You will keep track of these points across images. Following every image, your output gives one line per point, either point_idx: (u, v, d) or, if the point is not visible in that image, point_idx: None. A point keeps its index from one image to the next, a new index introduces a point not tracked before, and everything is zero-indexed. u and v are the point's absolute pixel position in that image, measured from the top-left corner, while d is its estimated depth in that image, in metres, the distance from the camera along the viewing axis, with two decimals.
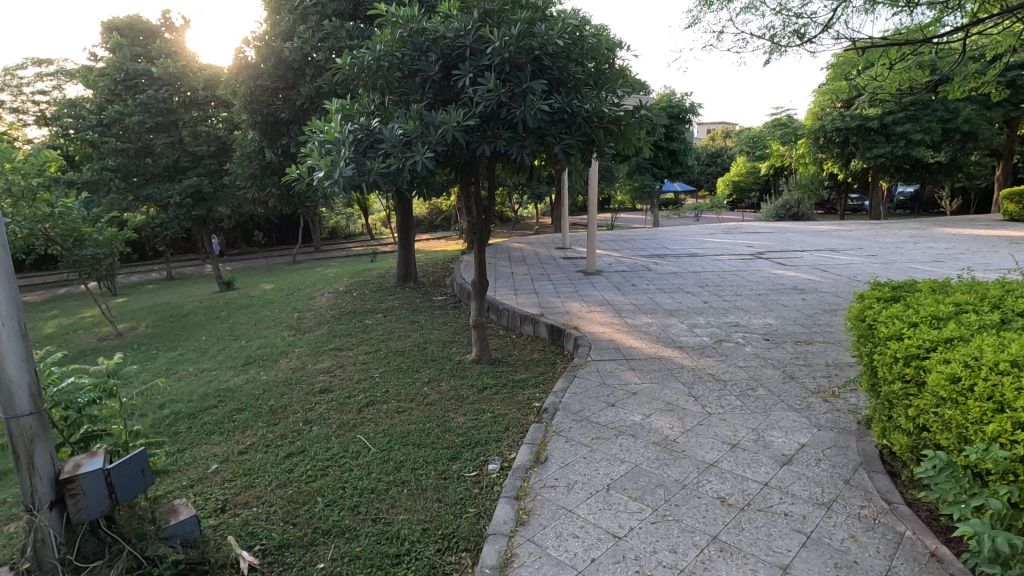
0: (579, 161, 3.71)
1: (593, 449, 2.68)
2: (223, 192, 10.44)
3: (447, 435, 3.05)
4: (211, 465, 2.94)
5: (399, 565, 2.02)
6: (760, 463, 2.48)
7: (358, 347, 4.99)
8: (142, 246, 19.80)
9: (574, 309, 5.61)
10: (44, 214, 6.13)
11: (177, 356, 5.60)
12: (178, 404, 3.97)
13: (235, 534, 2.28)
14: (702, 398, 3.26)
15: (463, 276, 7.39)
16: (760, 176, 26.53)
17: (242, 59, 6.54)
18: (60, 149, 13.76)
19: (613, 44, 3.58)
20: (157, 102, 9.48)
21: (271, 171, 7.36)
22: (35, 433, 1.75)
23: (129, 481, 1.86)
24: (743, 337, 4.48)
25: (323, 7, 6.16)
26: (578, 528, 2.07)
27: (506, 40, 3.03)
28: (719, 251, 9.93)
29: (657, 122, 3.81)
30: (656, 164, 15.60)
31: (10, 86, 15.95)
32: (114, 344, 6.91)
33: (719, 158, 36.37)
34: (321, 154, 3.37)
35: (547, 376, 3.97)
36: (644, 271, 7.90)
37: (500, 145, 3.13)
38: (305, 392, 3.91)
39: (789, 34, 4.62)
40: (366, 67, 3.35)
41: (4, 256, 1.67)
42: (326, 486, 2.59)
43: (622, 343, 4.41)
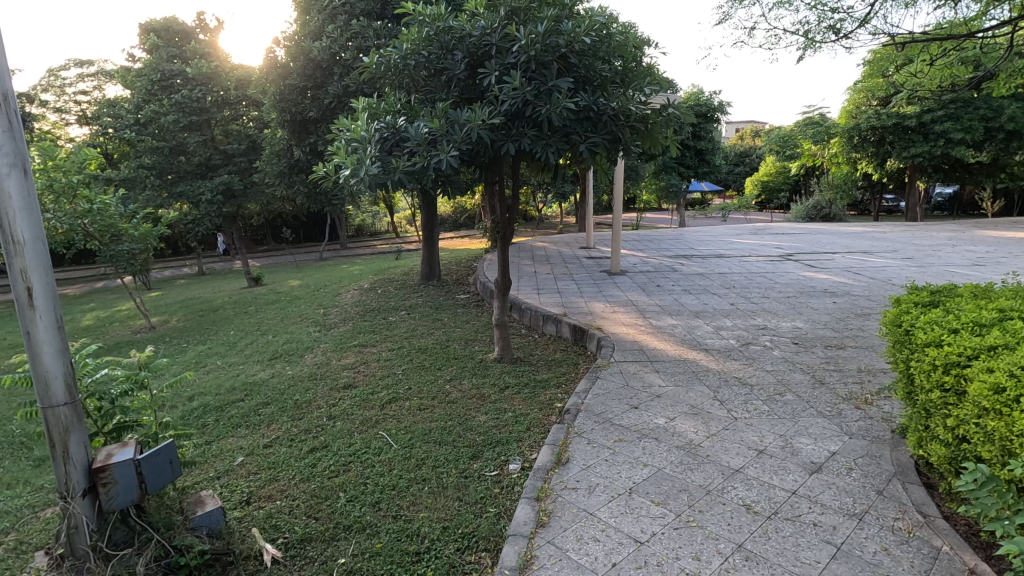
0: (604, 159, 3.66)
1: (615, 452, 2.64)
2: (252, 189, 10.63)
3: (468, 433, 3.05)
4: (237, 457, 3.00)
5: (419, 563, 2.02)
6: (788, 471, 2.41)
7: (382, 343, 5.04)
8: (175, 242, 20.34)
9: (598, 309, 5.57)
10: (83, 210, 6.33)
11: (206, 350, 5.72)
12: (206, 397, 4.06)
13: (259, 526, 2.31)
14: (728, 402, 3.19)
15: (486, 274, 7.40)
16: (790, 176, 25.96)
17: (273, 59, 6.66)
18: (100, 147, 14.24)
19: (641, 42, 3.52)
20: (191, 101, 9.70)
21: (299, 169, 7.47)
22: (70, 422, 1.79)
23: (158, 472, 1.90)
24: (771, 340, 4.37)
25: (352, 7, 6.24)
26: (600, 532, 2.04)
27: (532, 38, 3.02)
28: (746, 252, 9.73)
29: (685, 121, 3.74)
30: (683, 163, 15.39)
31: (53, 87, 16.58)
32: (147, 337, 7.09)
33: (748, 158, 35.71)
34: (347, 153, 3.39)
35: (569, 377, 3.94)
36: (669, 272, 7.78)
37: (525, 143, 3.11)
38: (329, 388, 3.96)
39: (824, 30, 4.47)
40: (393, 66, 3.37)
41: (42, 254, 1.73)
42: (348, 481, 2.61)
43: (646, 345, 4.34)
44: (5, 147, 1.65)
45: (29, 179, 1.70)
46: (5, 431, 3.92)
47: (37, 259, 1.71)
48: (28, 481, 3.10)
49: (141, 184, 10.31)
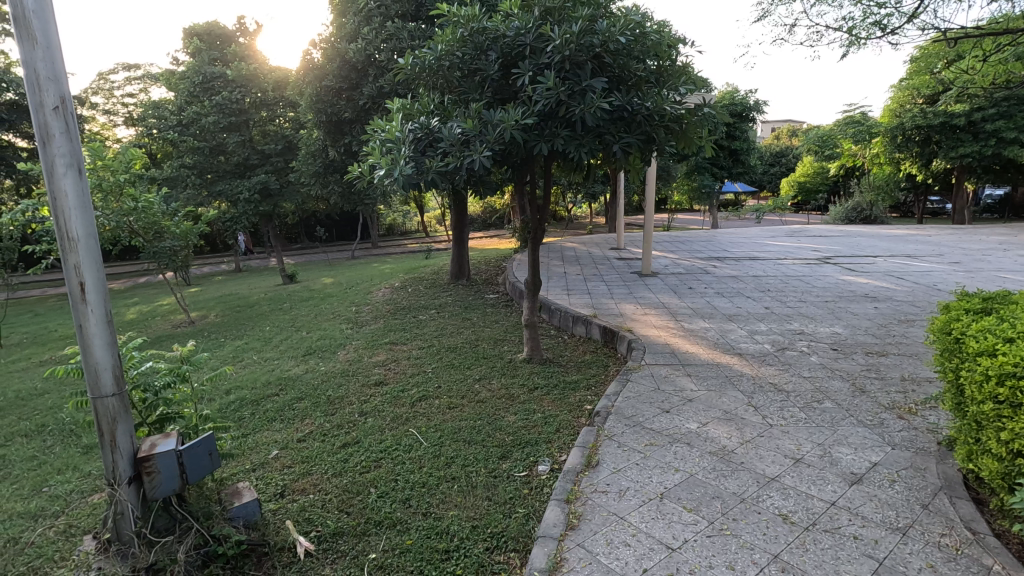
0: (637, 160, 3.62)
1: (646, 456, 2.61)
2: (288, 188, 10.88)
3: (498, 433, 3.05)
4: (272, 450, 3.07)
5: (449, 561, 2.03)
6: (826, 481, 2.34)
7: (412, 342, 5.09)
8: (214, 239, 20.97)
9: (628, 310, 5.52)
10: (129, 208, 6.58)
11: (243, 345, 5.87)
12: (242, 391, 4.17)
13: (292, 518, 2.36)
14: (763, 408, 3.12)
15: (516, 275, 7.40)
16: (829, 176, 25.25)
17: (310, 61, 6.81)
18: (145, 147, 14.78)
19: (676, 40, 3.46)
20: (231, 103, 9.99)
21: (334, 169, 7.62)
22: (117, 412, 1.86)
23: (198, 462, 1.96)
24: (809, 345, 4.25)
25: (387, 8, 6.31)
26: (630, 536, 2.02)
27: (567, 38, 3.00)
28: (782, 255, 9.51)
29: (720, 121, 3.67)
30: (716, 164, 15.11)
31: (102, 90, 17.32)
32: (187, 332, 7.32)
33: (784, 158, 34.89)
34: (382, 153, 3.43)
35: (599, 378, 3.91)
36: (701, 274, 7.65)
37: (558, 144, 3.09)
38: (361, 384, 4.03)
39: (869, 26, 4.32)
40: (427, 67, 3.40)
41: (93, 251, 1.79)
42: (379, 477, 2.65)
43: (678, 348, 4.28)
44: (63, 148, 1.72)
45: (83, 179, 1.77)
46: (57, 419, 4.11)
47: (88, 255, 1.77)
48: (77, 466, 3.24)
49: (182, 183, 10.65)
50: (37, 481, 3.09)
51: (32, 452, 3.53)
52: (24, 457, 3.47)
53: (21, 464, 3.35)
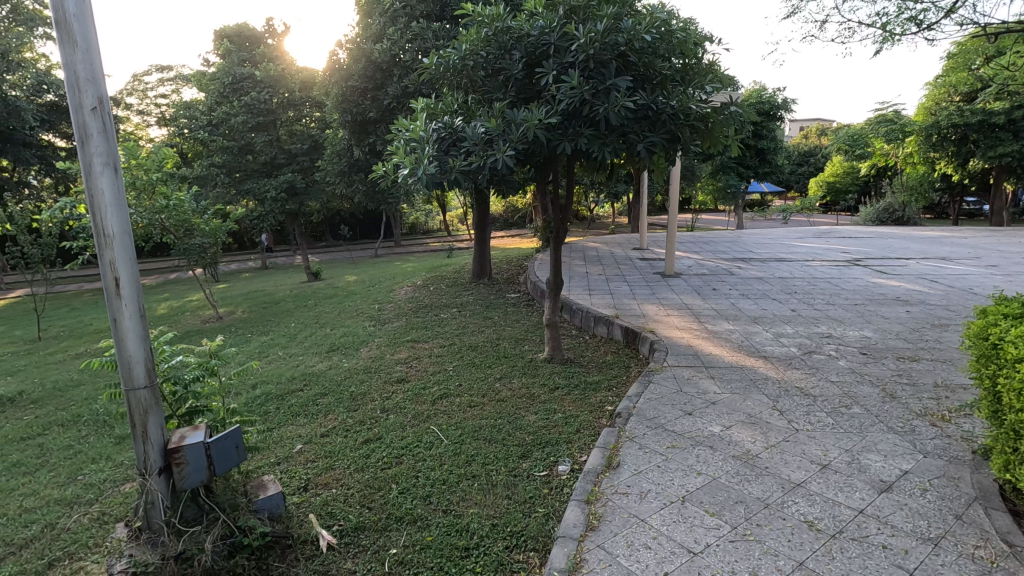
0: (661, 159, 3.58)
1: (667, 459, 2.58)
2: (313, 187, 11.05)
3: (518, 432, 3.06)
4: (296, 445, 3.13)
5: (468, 559, 2.04)
6: (854, 488, 2.28)
7: (434, 340, 5.12)
8: (242, 236, 21.41)
9: (651, 311, 5.47)
10: (161, 206, 6.77)
11: (268, 341, 5.98)
12: (268, 385, 4.26)
13: (316, 512, 2.40)
14: (789, 412, 3.06)
15: (537, 274, 7.40)
16: (859, 176, 24.63)
17: (336, 61, 6.91)
18: (176, 147, 15.16)
19: (702, 38, 3.41)
20: (259, 103, 10.18)
21: (358, 168, 7.71)
22: (148, 405, 1.91)
23: (225, 455, 2.00)
24: (837, 349, 4.15)
25: (412, 8, 6.35)
26: (651, 539, 2.01)
27: (591, 36, 2.99)
28: (810, 256, 9.32)
29: (747, 120, 3.60)
30: (742, 163, 14.86)
31: (136, 90, 17.83)
32: (215, 327, 7.49)
33: (812, 158, 34.15)
34: (406, 153, 3.46)
35: (621, 379, 3.88)
36: (726, 275, 7.54)
37: (582, 143, 3.08)
38: (383, 381, 4.07)
39: (903, 22, 4.20)
40: (452, 67, 3.42)
41: (127, 247, 1.85)
42: (400, 474, 2.68)
43: (701, 349, 4.22)
44: (100, 147, 1.78)
45: (119, 177, 1.83)
46: (91, 410, 4.24)
47: (123, 251, 1.83)
48: (110, 456, 3.34)
49: (212, 181, 10.90)
50: (73, 469, 3.20)
51: (67, 441, 3.65)
52: (61, 445, 3.60)
53: (58, 452, 3.48)
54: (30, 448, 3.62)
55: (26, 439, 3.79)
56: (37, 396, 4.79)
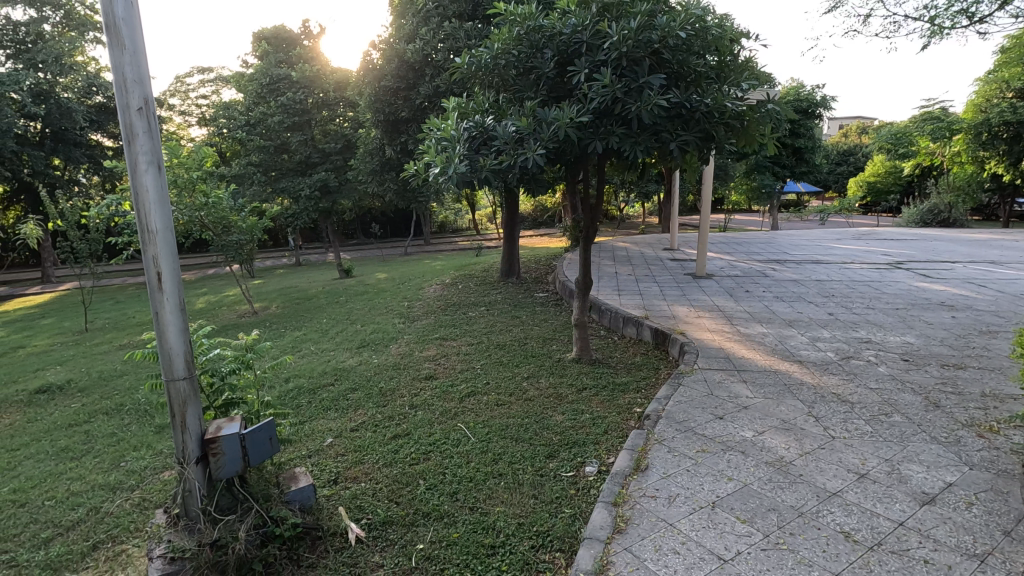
0: (695, 158, 3.52)
1: (697, 463, 2.53)
2: (346, 185, 11.25)
3: (545, 432, 3.05)
4: (327, 438, 3.19)
5: (494, 557, 2.05)
6: (894, 499, 2.20)
7: (462, 338, 5.15)
8: (277, 234, 21.95)
9: (681, 313, 5.39)
10: (200, 204, 6.98)
11: (301, 336, 6.12)
12: (300, 379, 4.36)
13: (345, 505, 2.45)
14: (824, 419, 2.97)
15: (566, 274, 7.38)
16: (902, 176, 23.76)
17: (369, 62, 7.03)
18: (216, 146, 15.63)
19: (738, 34, 3.34)
20: (295, 103, 10.41)
21: (390, 167, 7.81)
22: (187, 396, 1.97)
23: (260, 447, 2.05)
24: (876, 355, 4.01)
25: (444, 9, 6.40)
26: (679, 544, 1.97)
27: (624, 34, 2.95)
28: (848, 258, 9.04)
29: (784, 118, 3.51)
30: (778, 162, 14.50)
31: (179, 92, 18.46)
32: (250, 322, 7.69)
33: (851, 157, 33.12)
34: (437, 152, 3.49)
35: (650, 381, 3.84)
36: (759, 277, 7.37)
37: (613, 142, 3.05)
38: (411, 377, 4.12)
39: (954, 15, 4.03)
40: (484, 66, 3.43)
41: (168, 243, 1.90)
42: (428, 470, 2.70)
43: (733, 352, 4.14)
44: (145, 146, 1.84)
45: (162, 175, 1.89)
46: (134, 399, 4.42)
47: (165, 246, 1.88)
48: (151, 444, 3.47)
49: (248, 179, 11.18)
50: (116, 455, 3.33)
51: (112, 429, 3.81)
52: (105, 433, 3.75)
53: (103, 439, 3.63)
54: (77, 434, 3.79)
55: (73, 426, 3.97)
56: (84, 385, 5.01)
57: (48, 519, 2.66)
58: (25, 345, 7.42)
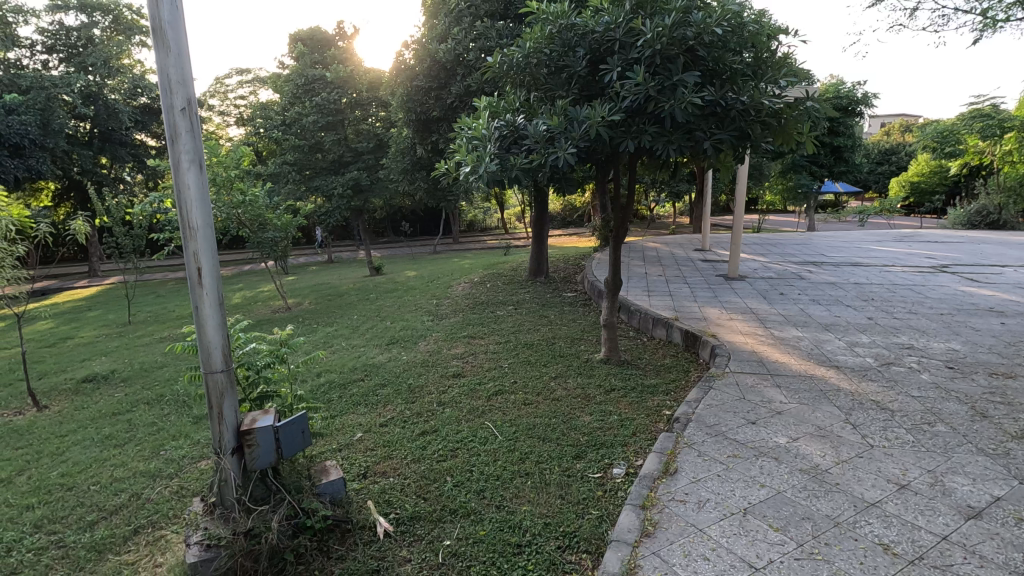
0: (729, 157, 3.44)
1: (728, 468, 2.48)
2: (378, 184, 11.41)
3: (572, 432, 3.04)
4: (356, 433, 3.24)
5: (521, 556, 2.05)
6: (937, 512, 2.12)
7: (490, 336, 5.17)
8: (310, 231, 22.41)
9: (712, 315, 5.29)
10: (237, 201, 7.16)
11: (332, 332, 6.24)
12: (331, 374, 4.44)
13: (374, 499, 2.48)
14: (863, 427, 2.87)
15: (594, 274, 7.33)
16: (948, 176, 22.82)
17: (402, 62, 7.11)
18: (253, 145, 16.04)
19: (776, 30, 3.25)
20: (329, 103, 10.60)
21: (421, 166, 7.89)
22: (224, 388, 2.03)
23: (293, 440, 2.10)
24: (919, 362, 3.86)
25: (476, 8, 6.44)
26: (709, 550, 1.94)
27: (659, 31, 2.90)
28: (889, 261, 8.73)
29: (824, 116, 3.41)
30: (815, 162, 14.10)
31: (218, 92, 19.00)
32: (284, 317, 7.87)
33: (894, 156, 32.00)
34: (468, 151, 3.50)
35: (680, 384, 3.77)
36: (794, 279, 7.19)
37: (645, 141, 3.00)
38: (440, 375, 4.16)
39: (1007, 7, 3.85)
40: (516, 65, 3.43)
41: (208, 239, 1.96)
42: (455, 467, 2.72)
43: (766, 356, 4.04)
44: (188, 145, 1.90)
45: (203, 173, 1.94)
46: (173, 390, 4.57)
47: (205, 242, 1.94)
48: (189, 434, 3.58)
49: (284, 178, 11.44)
50: (156, 444, 3.45)
51: (153, 418, 3.95)
52: (146, 422, 3.89)
53: (144, 428, 3.77)
54: (120, 423, 3.94)
55: (116, 415, 4.13)
56: (127, 375, 5.21)
57: (92, 504, 2.77)
58: (72, 336, 7.74)
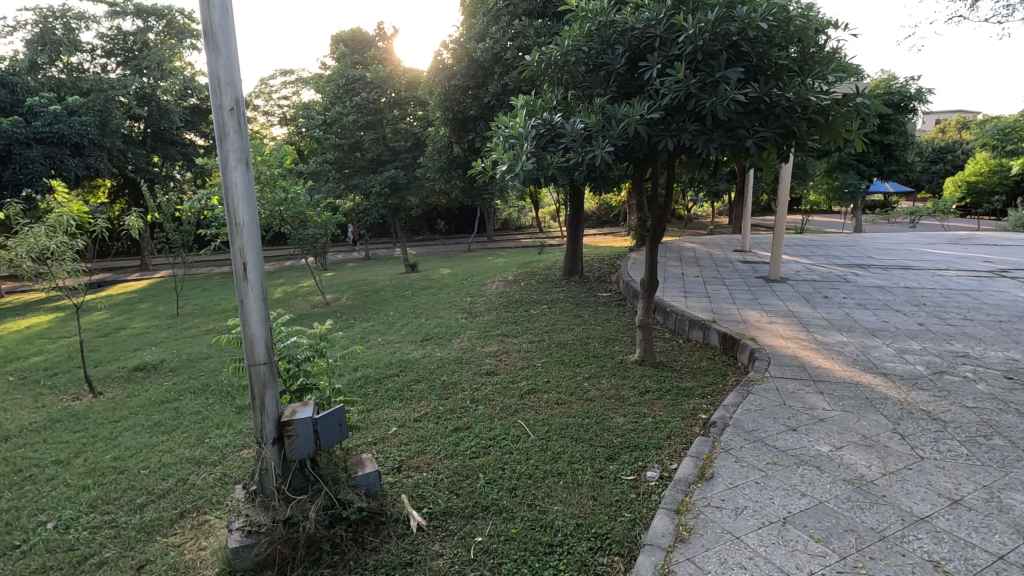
0: (773, 156, 3.34)
1: (767, 476, 2.42)
2: (414, 182, 11.55)
3: (605, 433, 3.02)
4: (391, 427, 3.29)
5: (552, 556, 2.05)
6: (993, 530, 2.01)
7: (523, 335, 5.17)
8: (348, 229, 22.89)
9: (751, 317, 5.16)
10: (280, 199, 7.38)
11: (369, 327, 6.37)
12: (367, 369, 4.53)
13: (408, 493, 2.52)
14: (912, 437, 2.75)
15: (630, 274, 7.24)
16: (1008, 176, 21.61)
17: (440, 62, 7.18)
18: (295, 144, 16.46)
19: (824, 24, 3.14)
20: (368, 103, 10.79)
21: (457, 165, 7.95)
22: (266, 379, 2.09)
23: (330, 432, 2.15)
24: (974, 371, 3.67)
25: (515, 7, 6.44)
26: (746, 559, 1.89)
27: (701, 26, 2.84)
28: (942, 264, 8.32)
29: (875, 113, 3.27)
30: (864, 160, 13.55)
31: (263, 93, 19.60)
32: (322, 312, 8.07)
33: (948, 155, 30.52)
34: (504, 149, 3.51)
35: (716, 387, 3.69)
36: (840, 282, 6.93)
37: (685, 139, 2.95)
38: (473, 372, 4.19)
39: None
40: (553, 64, 3.41)
41: (253, 235, 2.02)
42: (487, 464, 2.73)
43: (808, 361, 3.92)
44: (236, 144, 1.96)
45: (249, 172, 2.00)
46: (218, 380, 4.75)
47: (250, 237, 2.00)
48: (232, 424, 3.71)
49: (324, 176, 11.71)
50: (201, 432, 3.59)
51: (199, 407, 4.12)
52: (193, 410, 4.06)
53: (190, 416, 3.93)
54: (168, 411, 4.11)
55: (164, 403, 4.32)
56: (174, 365, 5.44)
57: (142, 487, 2.90)
58: (125, 326, 8.13)
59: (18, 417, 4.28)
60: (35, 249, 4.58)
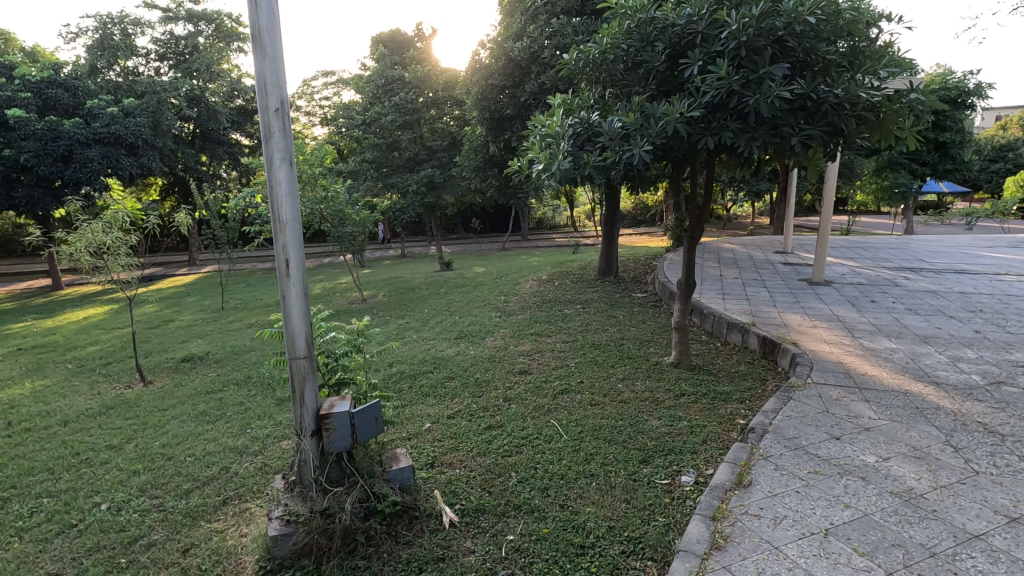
0: (818, 154, 3.23)
1: (808, 485, 2.34)
2: (451, 181, 11.65)
3: (639, 435, 2.98)
4: (426, 423, 3.34)
5: (584, 557, 2.03)
6: None
7: (557, 335, 5.14)
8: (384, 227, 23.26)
9: (793, 321, 5.00)
10: (320, 197, 7.55)
11: (404, 324, 6.46)
12: (402, 365, 4.60)
13: (441, 489, 2.55)
14: (966, 451, 2.61)
15: (666, 274, 7.12)
16: None
17: (477, 62, 7.23)
18: (335, 144, 16.85)
19: (876, 17, 3.01)
20: (406, 103, 10.94)
21: (493, 163, 7.98)
22: (306, 373, 2.14)
23: (366, 426, 2.19)
24: None
25: (553, 6, 6.43)
26: (785, 570, 1.84)
27: (744, 22, 2.78)
28: (1002, 268, 7.88)
29: (929, 109, 3.12)
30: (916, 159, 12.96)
31: (305, 94, 20.11)
32: (359, 308, 8.23)
33: (1009, 154, 28.93)
34: (541, 149, 3.50)
35: (755, 393, 3.59)
36: (888, 286, 6.65)
37: (726, 137, 2.88)
38: (506, 370, 4.20)
39: None
40: (592, 62, 3.39)
41: (294, 231, 2.07)
42: (520, 463, 2.74)
43: (854, 367, 3.77)
44: (280, 144, 2.01)
45: (292, 171, 2.05)
46: (260, 373, 4.90)
47: (292, 233, 2.05)
48: (272, 415, 3.83)
49: (362, 175, 11.93)
50: (243, 423, 3.71)
51: (241, 398, 4.26)
52: (236, 401, 4.20)
53: (234, 407, 4.08)
54: (212, 401, 4.26)
55: (209, 393, 4.48)
56: (219, 357, 5.64)
57: (188, 474, 3.02)
58: (173, 319, 8.47)
59: (76, 403, 4.52)
60: (93, 244, 4.85)
